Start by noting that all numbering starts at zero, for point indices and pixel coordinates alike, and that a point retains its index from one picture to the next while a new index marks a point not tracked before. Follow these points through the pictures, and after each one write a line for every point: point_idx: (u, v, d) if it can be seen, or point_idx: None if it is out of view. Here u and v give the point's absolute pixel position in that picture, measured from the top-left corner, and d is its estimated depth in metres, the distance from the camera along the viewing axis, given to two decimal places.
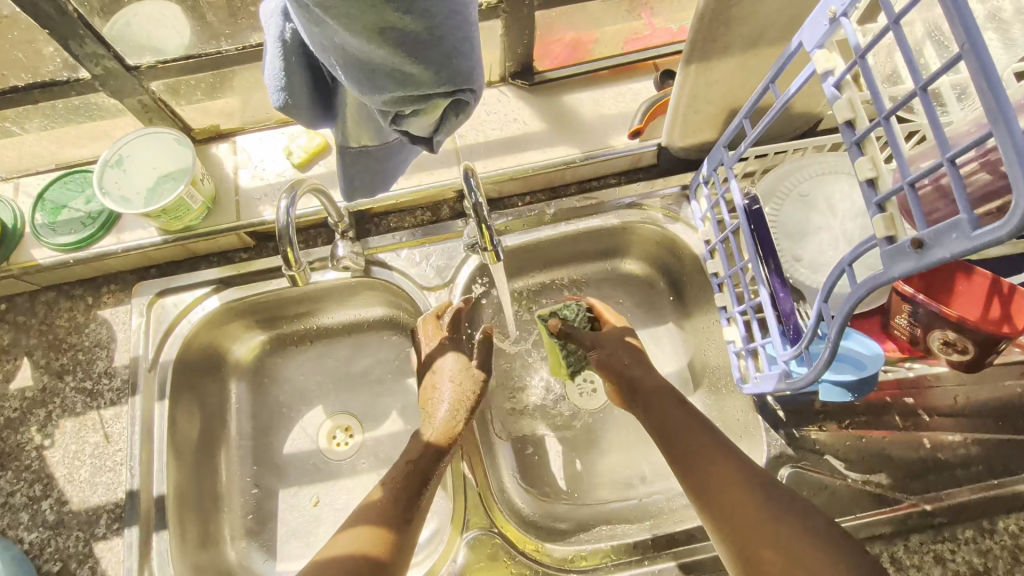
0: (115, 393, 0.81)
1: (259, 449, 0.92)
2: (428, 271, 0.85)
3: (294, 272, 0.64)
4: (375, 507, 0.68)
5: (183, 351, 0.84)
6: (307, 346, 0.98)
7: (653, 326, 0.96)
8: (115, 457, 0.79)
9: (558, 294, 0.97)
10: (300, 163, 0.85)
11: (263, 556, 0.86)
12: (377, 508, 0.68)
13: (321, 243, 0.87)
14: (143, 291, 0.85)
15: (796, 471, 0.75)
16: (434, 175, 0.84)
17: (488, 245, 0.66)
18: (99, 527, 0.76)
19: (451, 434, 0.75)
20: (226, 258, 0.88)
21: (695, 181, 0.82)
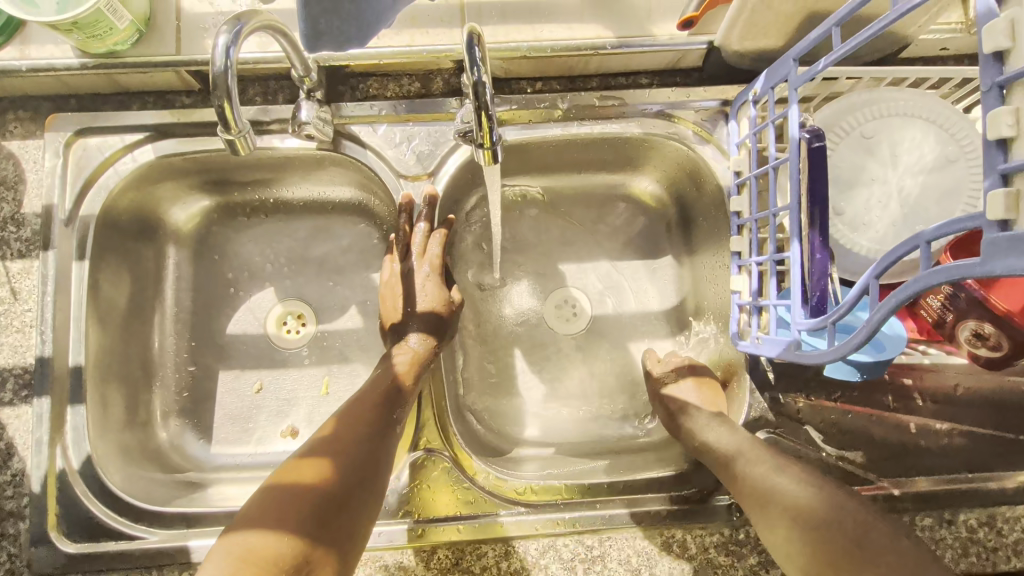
0: (24, 245, 0.69)
1: (198, 324, 0.83)
2: (407, 157, 0.72)
3: (232, 136, 0.50)
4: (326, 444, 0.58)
5: (109, 206, 0.71)
6: (263, 219, 0.86)
7: (652, 256, 0.86)
8: (24, 318, 0.69)
9: (553, 204, 0.86)
10: None
11: (196, 437, 0.80)
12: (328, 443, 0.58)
13: (282, 101, 0.72)
14: (59, 125, 0.70)
15: (771, 437, 0.70)
16: (428, 36, 0.67)
17: (484, 140, 0.51)
18: (5, 390, 0.68)
19: (415, 359, 0.68)
20: (164, 100, 0.72)
21: (741, 99, 0.69)
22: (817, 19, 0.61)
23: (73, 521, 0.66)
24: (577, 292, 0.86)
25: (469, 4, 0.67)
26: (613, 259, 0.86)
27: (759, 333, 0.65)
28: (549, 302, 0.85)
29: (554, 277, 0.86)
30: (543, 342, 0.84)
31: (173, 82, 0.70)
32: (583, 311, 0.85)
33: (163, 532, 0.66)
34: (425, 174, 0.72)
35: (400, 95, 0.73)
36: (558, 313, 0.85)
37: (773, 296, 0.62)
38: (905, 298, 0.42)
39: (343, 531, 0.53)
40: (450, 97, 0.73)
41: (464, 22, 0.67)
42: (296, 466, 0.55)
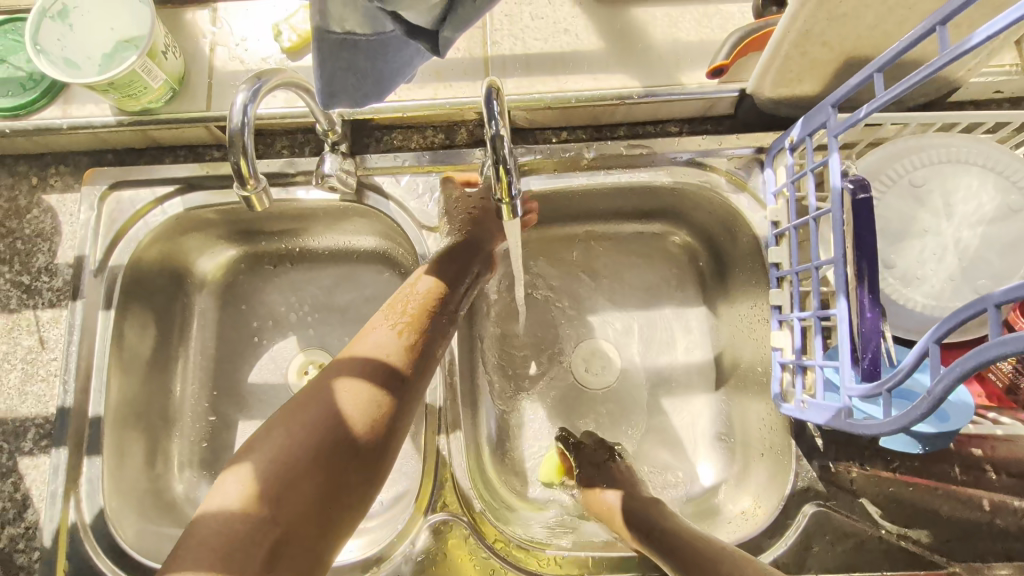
0: (55, 294, 0.70)
1: (221, 373, 0.83)
2: (430, 208, 0.71)
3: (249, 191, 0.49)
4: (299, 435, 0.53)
5: (138, 256, 0.72)
6: (288, 268, 0.86)
7: (684, 308, 0.82)
8: (49, 367, 0.69)
9: (580, 254, 0.83)
10: (291, 48, 0.67)
11: (213, 490, 0.78)
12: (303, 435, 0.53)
13: (308, 153, 0.73)
14: (96, 179, 0.72)
15: (822, 510, 0.63)
16: (452, 89, 0.67)
17: (501, 195, 0.49)
18: (25, 440, 0.67)
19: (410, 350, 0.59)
20: (196, 154, 0.74)
21: (777, 146, 0.66)
22: (856, 64, 0.58)
23: None
24: (607, 344, 0.81)
25: (494, 57, 0.67)
26: (644, 310, 0.82)
27: (804, 395, 0.60)
28: (577, 355, 0.81)
29: (581, 328, 0.82)
30: (570, 397, 0.80)
31: (203, 137, 0.72)
32: (613, 365, 0.81)
33: None
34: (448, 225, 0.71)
35: (423, 146, 0.72)
36: (587, 367, 0.81)
37: (819, 356, 0.57)
38: (974, 367, 0.37)
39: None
40: (474, 147, 0.72)
41: (488, 74, 0.67)
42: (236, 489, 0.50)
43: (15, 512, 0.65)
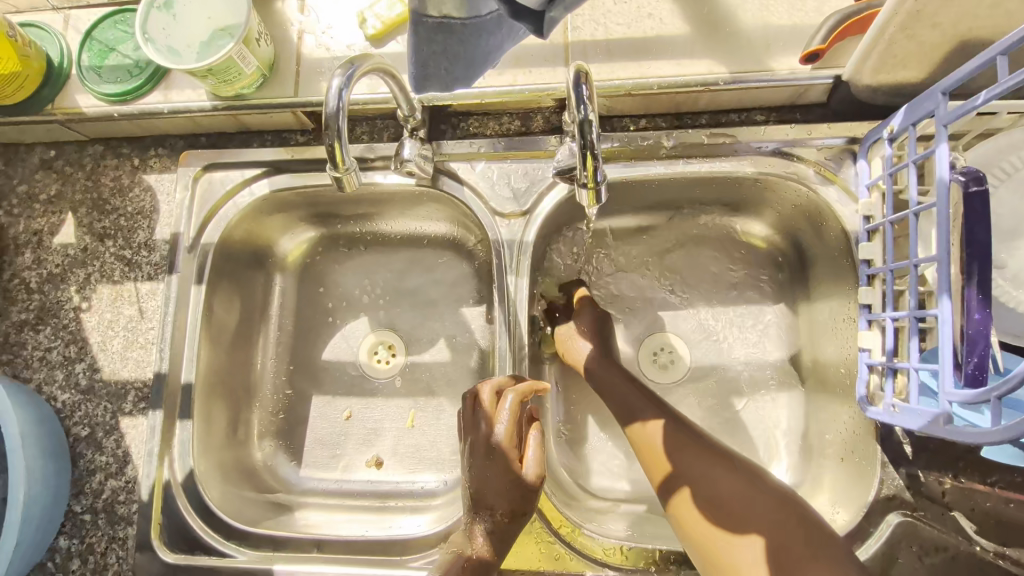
0: (153, 268, 0.75)
1: (297, 349, 0.87)
2: (504, 194, 0.71)
3: (340, 174, 0.50)
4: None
5: (226, 235, 0.76)
6: (361, 251, 0.89)
7: (759, 305, 0.79)
8: (148, 335, 0.74)
9: (654, 245, 0.81)
10: (374, 36, 0.69)
11: (288, 459, 0.83)
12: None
13: (387, 139, 0.74)
14: (190, 161, 0.77)
15: (908, 521, 0.60)
16: (531, 76, 0.66)
17: (588, 180, 0.48)
18: (126, 402, 0.72)
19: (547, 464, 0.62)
20: (282, 138, 0.77)
21: (874, 136, 0.62)
22: (973, 46, 0.53)
23: (173, 532, 0.68)
24: (675, 338, 0.80)
25: (574, 43, 0.66)
26: (713, 305, 0.80)
27: (895, 400, 0.56)
28: (642, 350, 0.81)
29: (650, 321, 0.82)
30: None
31: (290, 122, 0.74)
32: (681, 360, 0.80)
33: (252, 553, 0.67)
34: (521, 212, 0.71)
35: (499, 133, 0.73)
36: (654, 360, 0.80)
37: (914, 359, 0.54)
38: None
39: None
40: (549, 134, 0.72)
41: (568, 59, 0.66)
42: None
43: (117, 467, 0.70)
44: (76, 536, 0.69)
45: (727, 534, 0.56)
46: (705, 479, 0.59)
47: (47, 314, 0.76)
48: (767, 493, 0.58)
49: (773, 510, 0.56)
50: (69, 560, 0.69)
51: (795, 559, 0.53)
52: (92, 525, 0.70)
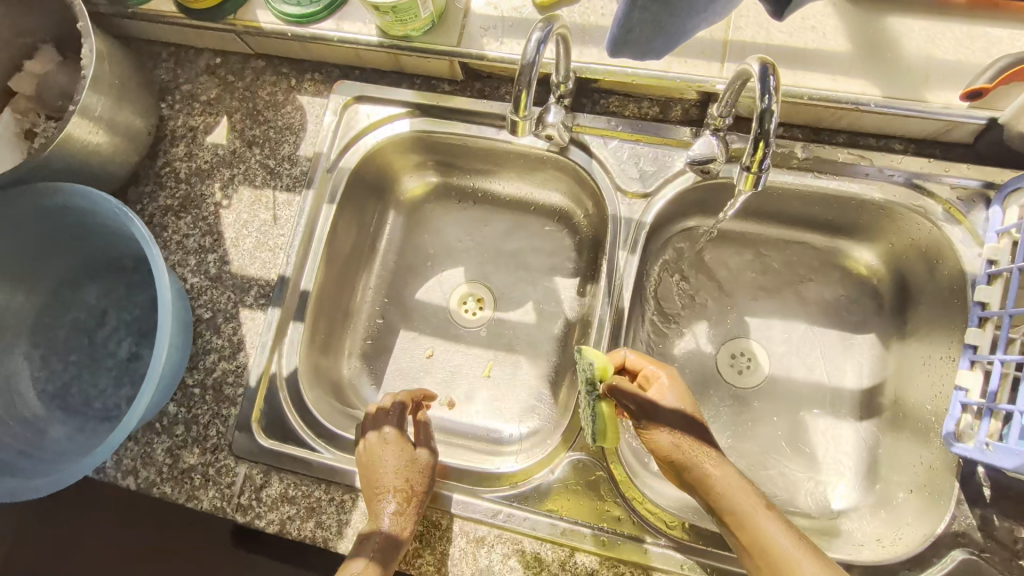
0: (292, 181, 0.81)
1: (395, 284, 0.92)
2: (631, 174, 0.74)
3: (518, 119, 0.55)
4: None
5: (362, 163, 0.82)
6: (470, 204, 0.93)
7: (849, 332, 0.82)
8: (277, 240, 0.80)
9: (756, 253, 0.86)
10: (542, 3, 0.72)
11: (370, 382, 0.88)
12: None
13: (529, 102, 0.78)
14: (343, 89, 0.82)
15: (973, 559, 0.62)
16: (685, 65, 0.69)
17: (752, 165, 0.50)
18: (248, 296, 0.78)
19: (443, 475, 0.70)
20: (429, 84, 0.81)
21: (1016, 183, 0.63)
22: None
23: (272, 420, 0.75)
24: (757, 345, 0.84)
25: (734, 42, 0.68)
26: (802, 322, 0.84)
27: (989, 439, 0.58)
28: (723, 352, 0.85)
29: (736, 326, 0.85)
30: (712, 386, 0.83)
31: (442, 70, 0.79)
32: (760, 367, 0.83)
33: (336, 453, 0.74)
34: (642, 194, 0.74)
35: (637, 116, 0.75)
36: (732, 363, 0.84)
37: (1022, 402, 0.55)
38: None
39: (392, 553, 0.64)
40: (685, 126, 0.74)
41: (725, 56, 0.68)
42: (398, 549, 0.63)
43: (230, 352, 0.77)
44: (185, 406, 0.76)
45: (722, 504, 0.59)
46: (675, 441, 0.62)
47: (189, 205, 0.82)
48: (725, 458, 0.62)
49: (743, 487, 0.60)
50: (176, 425, 0.76)
51: (761, 513, 0.58)
52: (200, 399, 0.76)
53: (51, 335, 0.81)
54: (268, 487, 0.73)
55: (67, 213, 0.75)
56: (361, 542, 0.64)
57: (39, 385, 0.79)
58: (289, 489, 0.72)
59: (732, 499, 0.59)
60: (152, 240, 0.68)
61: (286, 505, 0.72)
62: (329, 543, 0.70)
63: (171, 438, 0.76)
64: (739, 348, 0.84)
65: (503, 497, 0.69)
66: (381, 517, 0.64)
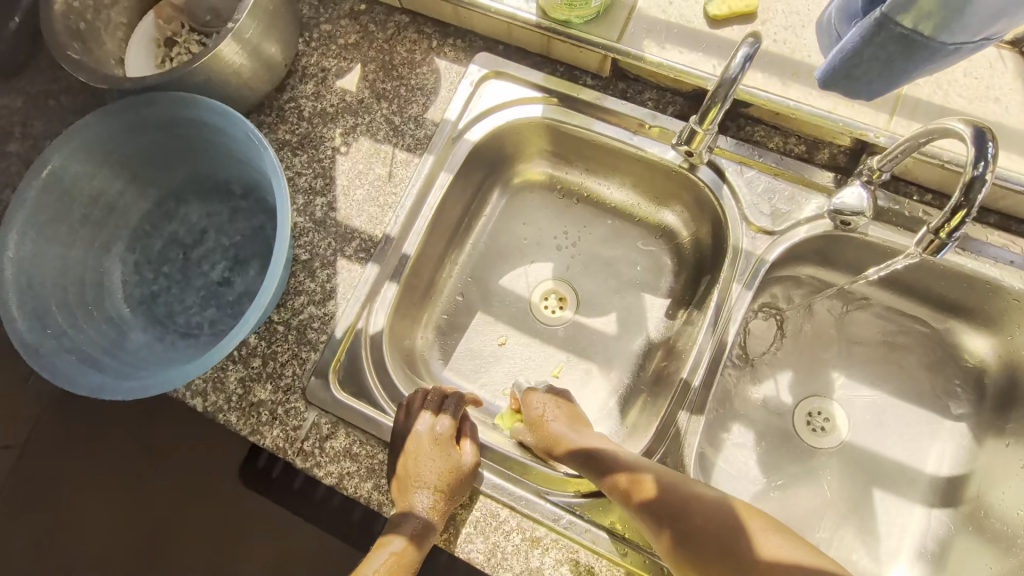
0: (415, 142, 0.80)
1: (482, 266, 0.91)
2: (762, 207, 0.72)
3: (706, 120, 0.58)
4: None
5: (486, 138, 0.82)
6: (573, 202, 0.92)
7: (939, 415, 0.78)
8: (389, 198, 0.79)
9: (860, 315, 0.81)
10: (715, 17, 0.70)
11: (438, 357, 0.87)
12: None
13: (670, 113, 0.76)
14: (484, 62, 0.81)
15: None
16: (851, 110, 0.66)
17: (943, 231, 0.54)
18: (348, 247, 0.78)
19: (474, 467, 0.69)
20: (572, 74, 0.79)
21: None
22: None
23: (349, 375, 0.75)
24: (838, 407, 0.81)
25: (908, 97, 0.66)
26: (894, 397, 0.80)
27: None
28: (801, 409, 0.81)
29: (819, 384, 0.82)
30: (786, 440, 0.80)
31: (590, 62, 0.77)
32: (838, 432, 0.80)
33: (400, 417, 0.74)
34: (769, 230, 0.72)
35: (780, 150, 0.73)
36: (808, 423, 0.80)
37: None
38: None
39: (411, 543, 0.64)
40: (828, 171, 0.72)
41: (895, 110, 0.66)
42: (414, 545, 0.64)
43: (320, 298, 0.76)
44: (265, 340, 0.76)
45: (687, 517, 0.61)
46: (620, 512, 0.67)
47: (306, 143, 0.81)
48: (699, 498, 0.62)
49: (759, 521, 0.60)
50: (253, 356, 0.75)
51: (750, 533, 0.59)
52: (282, 337, 0.76)
53: (148, 244, 0.82)
54: (333, 438, 0.72)
55: (194, 126, 0.75)
56: (397, 523, 0.65)
57: (129, 289, 0.79)
58: (354, 446, 0.72)
59: (697, 506, 0.61)
60: (281, 172, 0.68)
61: (348, 460, 0.71)
62: (383, 507, 0.69)
63: (246, 368, 0.75)
64: (817, 407, 0.81)
65: (569, 503, 0.69)
66: (414, 508, 0.64)
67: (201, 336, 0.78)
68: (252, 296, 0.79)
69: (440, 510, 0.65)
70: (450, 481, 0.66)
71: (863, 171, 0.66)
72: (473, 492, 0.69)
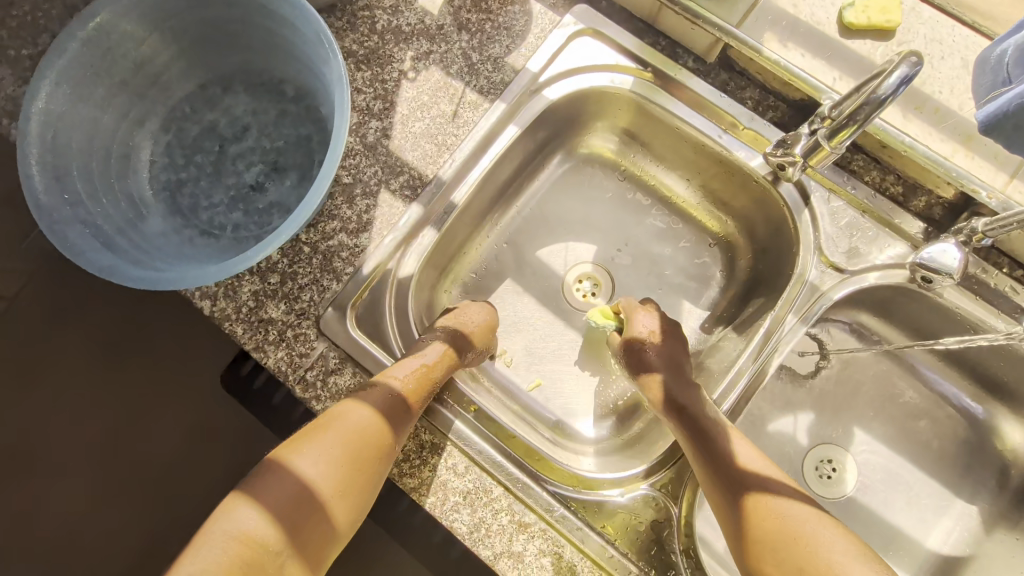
0: (488, 85, 0.74)
1: (523, 232, 0.86)
2: (840, 243, 0.67)
3: (829, 149, 0.57)
4: (351, 468, 0.57)
5: (564, 100, 0.76)
6: (633, 188, 0.87)
7: (951, 491, 0.75)
8: (448, 139, 0.73)
9: (897, 373, 0.78)
10: (849, 25, 0.64)
11: None
12: (266, 494, 0.54)
13: (768, 119, 0.70)
14: (582, 16, 0.74)
15: None
16: (970, 162, 0.61)
17: None
18: (395, 180, 0.72)
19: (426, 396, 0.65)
20: (672, 51, 0.73)
21: None
22: None
23: (368, 314, 0.72)
24: (851, 460, 0.77)
25: None
26: (910, 464, 0.76)
27: None
28: (813, 453, 0.77)
29: (839, 432, 0.78)
30: (792, 482, 0.76)
31: (697, 42, 0.70)
32: (844, 483, 0.76)
33: None
34: (841, 267, 0.68)
35: (875, 186, 0.67)
36: (816, 468, 0.77)
37: None
38: None
39: (355, 457, 0.57)
40: (920, 220, 0.67)
41: (1014, 174, 0.61)
42: (358, 459, 0.57)
43: (354, 228, 0.71)
44: (287, 258, 0.71)
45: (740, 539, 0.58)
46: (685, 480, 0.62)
47: (372, 59, 0.74)
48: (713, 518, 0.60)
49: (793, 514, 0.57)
50: (272, 272, 0.70)
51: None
52: (306, 259, 0.70)
53: (184, 128, 0.77)
54: (338, 375, 0.68)
55: (258, 11, 0.68)
56: (340, 417, 0.59)
57: (155, 171, 0.75)
58: (359, 388, 0.68)
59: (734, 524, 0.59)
60: (346, 86, 0.61)
61: None
62: None
63: (263, 283, 0.70)
64: (828, 453, 0.77)
65: (565, 496, 0.66)
66: (365, 409, 0.60)
67: (222, 238, 0.74)
68: (283, 209, 0.75)
69: (414, 396, 0.63)
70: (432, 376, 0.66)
71: (962, 231, 0.62)
72: (469, 459, 0.65)
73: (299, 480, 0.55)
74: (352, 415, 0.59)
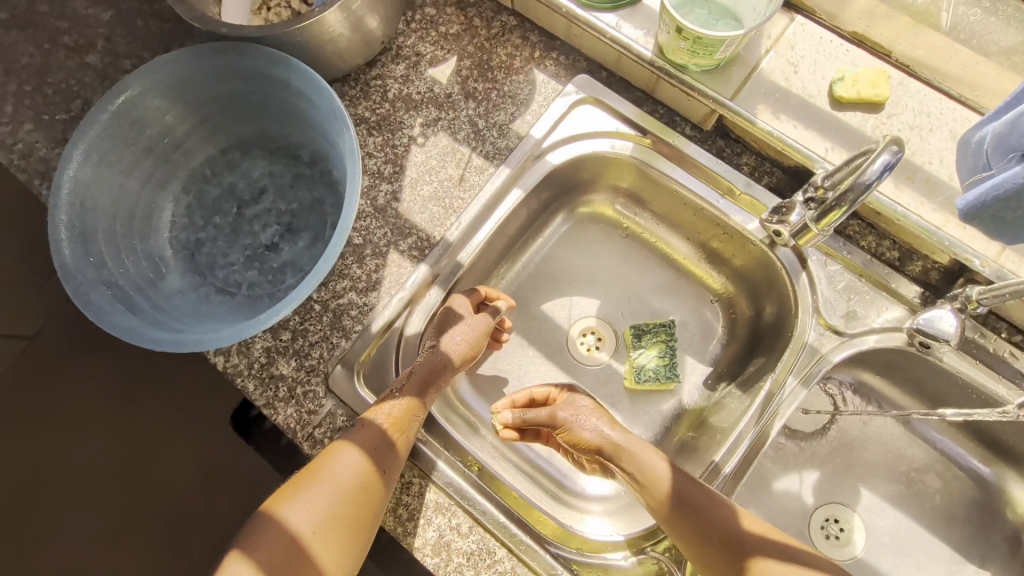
0: (494, 150, 0.77)
1: (527, 287, 0.88)
2: (838, 306, 0.69)
3: (818, 229, 0.59)
4: (336, 520, 0.59)
5: (566, 163, 0.79)
6: (635, 244, 0.89)
7: (962, 556, 0.74)
8: (455, 202, 0.76)
9: (902, 432, 0.78)
10: (840, 98, 0.66)
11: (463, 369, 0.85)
12: (255, 545, 0.57)
13: (764, 184, 0.73)
14: (584, 85, 0.78)
15: None
16: (963, 231, 0.63)
17: None
18: (403, 242, 0.75)
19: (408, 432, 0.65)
20: (671, 119, 0.76)
21: None
22: None
23: (375, 372, 0.74)
24: (858, 520, 0.76)
25: None
26: (918, 525, 0.75)
27: None
28: (819, 511, 0.77)
29: (845, 492, 0.77)
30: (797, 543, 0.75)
31: (695, 112, 0.73)
32: (851, 543, 0.75)
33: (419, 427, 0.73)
34: (840, 330, 0.69)
35: (871, 251, 0.69)
36: (822, 528, 0.76)
37: None
38: None
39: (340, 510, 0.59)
40: (916, 285, 0.68)
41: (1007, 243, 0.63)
42: (345, 511, 0.59)
43: (364, 287, 0.74)
44: (298, 317, 0.73)
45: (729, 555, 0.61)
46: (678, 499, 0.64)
47: (383, 126, 0.78)
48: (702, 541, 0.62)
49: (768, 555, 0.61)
50: (283, 330, 0.72)
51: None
52: (316, 317, 0.73)
53: (204, 190, 0.81)
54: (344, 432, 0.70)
55: (277, 84, 0.72)
56: (326, 468, 0.61)
57: (176, 230, 0.78)
58: None
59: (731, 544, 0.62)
60: (358, 159, 0.64)
61: None
62: None
63: (274, 340, 0.72)
64: (834, 512, 0.76)
65: (566, 558, 0.66)
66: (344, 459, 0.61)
67: (237, 295, 0.77)
68: (295, 268, 0.78)
69: (398, 438, 0.63)
70: (416, 411, 0.66)
71: (958, 297, 0.63)
72: (471, 520, 0.66)
73: (288, 535, 0.58)
74: (338, 469, 0.61)
